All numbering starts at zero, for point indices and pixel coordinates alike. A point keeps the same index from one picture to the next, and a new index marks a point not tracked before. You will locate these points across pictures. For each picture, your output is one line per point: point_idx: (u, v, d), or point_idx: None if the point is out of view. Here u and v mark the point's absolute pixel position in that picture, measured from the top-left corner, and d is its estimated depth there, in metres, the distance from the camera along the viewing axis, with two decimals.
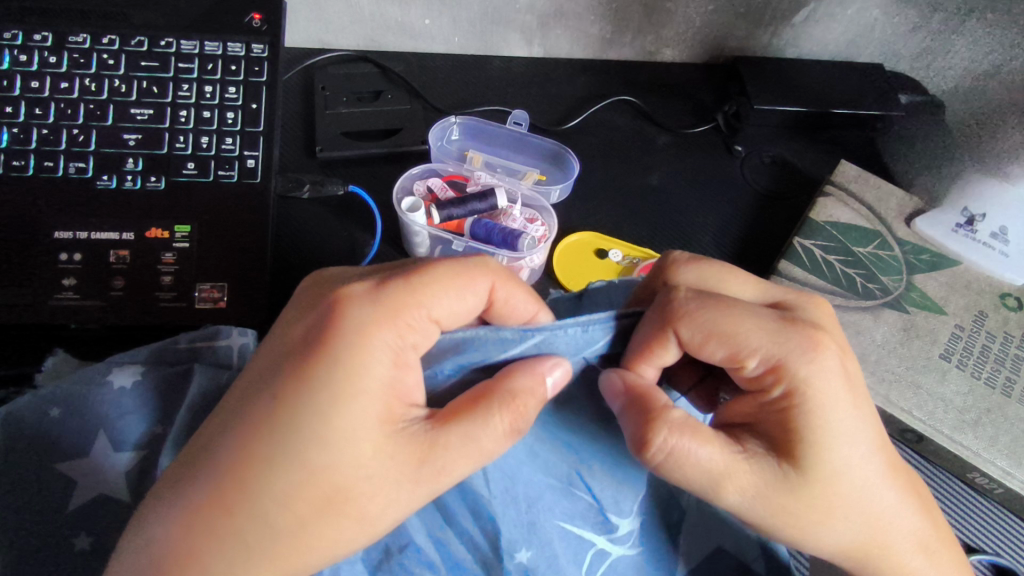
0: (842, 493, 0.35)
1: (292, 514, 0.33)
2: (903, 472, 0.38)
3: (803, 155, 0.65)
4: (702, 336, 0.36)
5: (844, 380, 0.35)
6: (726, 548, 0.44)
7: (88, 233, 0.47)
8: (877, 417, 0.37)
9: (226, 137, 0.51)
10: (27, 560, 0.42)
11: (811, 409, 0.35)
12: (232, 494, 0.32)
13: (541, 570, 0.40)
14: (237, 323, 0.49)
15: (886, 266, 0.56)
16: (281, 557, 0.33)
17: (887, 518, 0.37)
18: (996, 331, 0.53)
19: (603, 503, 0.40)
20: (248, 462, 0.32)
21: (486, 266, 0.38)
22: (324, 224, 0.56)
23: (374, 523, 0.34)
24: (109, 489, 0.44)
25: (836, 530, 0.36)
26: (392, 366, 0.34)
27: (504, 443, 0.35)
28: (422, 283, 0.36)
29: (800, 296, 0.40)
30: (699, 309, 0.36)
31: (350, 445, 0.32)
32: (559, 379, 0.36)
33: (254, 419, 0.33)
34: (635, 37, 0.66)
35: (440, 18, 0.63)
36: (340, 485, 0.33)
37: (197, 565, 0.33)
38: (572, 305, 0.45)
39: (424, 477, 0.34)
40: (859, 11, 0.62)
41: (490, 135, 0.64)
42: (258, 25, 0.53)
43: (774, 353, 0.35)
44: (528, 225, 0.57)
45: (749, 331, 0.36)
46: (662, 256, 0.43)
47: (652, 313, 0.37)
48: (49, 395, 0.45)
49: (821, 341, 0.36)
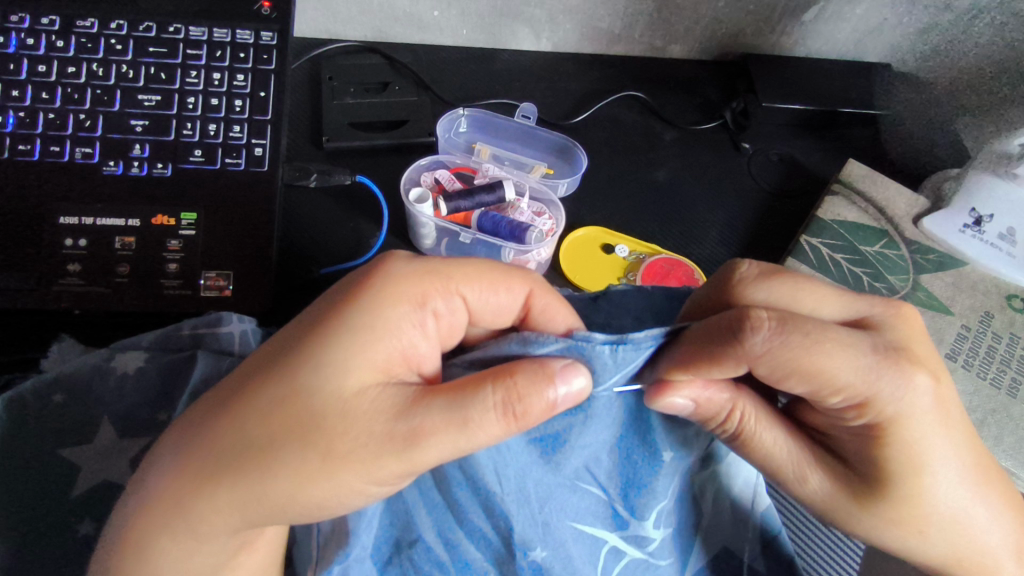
0: (927, 515, 0.36)
1: (263, 431, 0.32)
2: (997, 481, 0.37)
3: (809, 154, 0.64)
4: (782, 372, 0.33)
5: (937, 410, 0.34)
6: (732, 550, 0.45)
7: (92, 219, 0.47)
8: (970, 437, 0.36)
9: (234, 125, 0.50)
10: (25, 548, 0.42)
11: (896, 440, 0.34)
12: (228, 397, 0.34)
13: (556, 570, 0.39)
14: (238, 311, 0.48)
15: (893, 266, 0.56)
16: (241, 477, 0.32)
17: (982, 535, 0.37)
18: (1002, 332, 0.53)
19: (612, 498, 0.40)
20: (255, 370, 0.34)
21: (531, 275, 0.40)
22: (329, 215, 0.56)
23: (339, 468, 0.32)
24: (110, 476, 0.44)
25: (922, 546, 0.37)
26: (409, 325, 0.36)
27: (494, 424, 0.32)
28: (463, 264, 0.39)
29: (886, 309, 0.37)
30: (784, 345, 0.32)
31: (341, 375, 0.33)
32: (571, 395, 0.32)
33: (280, 338, 0.36)
34: (644, 33, 0.65)
35: (448, 10, 0.62)
36: (319, 412, 0.32)
37: (181, 469, 0.34)
38: (588, 305, 0.42)
39: (399, 433, 0.32)
40: (869, 10, 0.62)
41: (498, 128, 0.64)
42: (267, 12, 0.52)
43: (864, 391, 0.33)
44: (536, 219, 0.57)
45: (842, 370, 0.33)
46: (728, 267, 0.39)
47: (720, 341, 0.33)
48: (53, 380, 0.45)
49: (914, 371, 0.34)
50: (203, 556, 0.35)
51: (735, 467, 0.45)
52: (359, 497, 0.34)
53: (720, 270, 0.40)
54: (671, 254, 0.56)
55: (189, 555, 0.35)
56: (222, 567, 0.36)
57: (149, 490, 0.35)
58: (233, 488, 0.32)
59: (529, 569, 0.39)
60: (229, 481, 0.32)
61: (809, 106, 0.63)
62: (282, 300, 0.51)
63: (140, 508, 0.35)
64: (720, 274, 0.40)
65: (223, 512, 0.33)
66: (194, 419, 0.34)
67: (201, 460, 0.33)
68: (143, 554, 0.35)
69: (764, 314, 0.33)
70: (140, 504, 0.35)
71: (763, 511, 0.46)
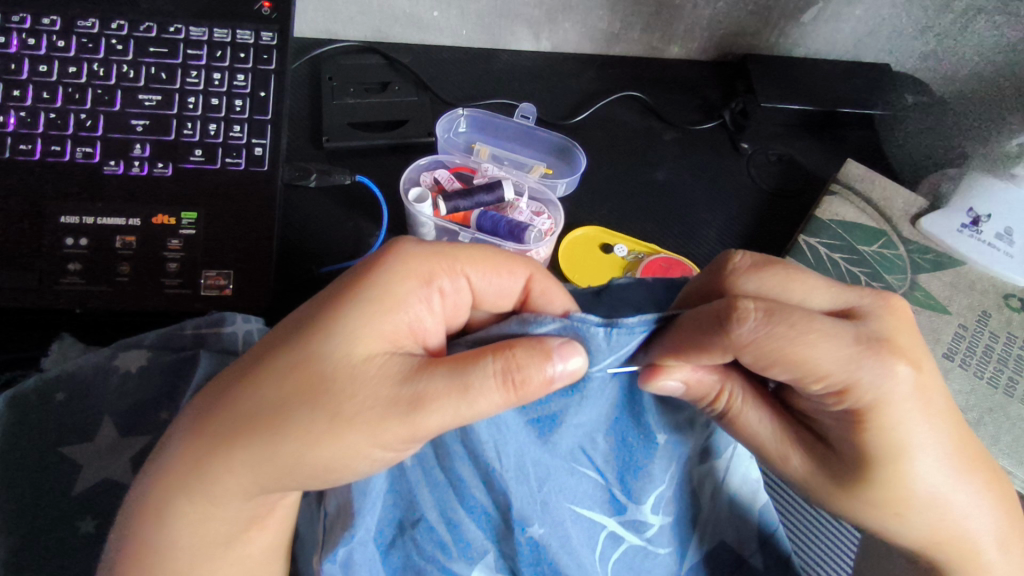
0: (909, 500, 0.36)
1: (275, 393, 0.33)
2: (981, 466, 0.37)
3: (808, 154, 0.64)
4: (766, 361, 0.34)
5: (917, 399, 0.34)
6: (729, 543, 0.45)
7: (93, 218, 0.47)
8: (953, 422, 0.36)
9: (234, 125, 0.51)
10: (25, 546, 0.42)
11: (877, 427, 0.34)
12: (245, 363, 0.35)
13: (554, 548, 0.39)
14: (240, 311, 0.49)
15: (890, 266, 0.56)
16: (251, 439, 0.33)
17: (962, 518, 0.37)
18: (999, 331, 0.54)
19: (610, 483, 0.40)
20: (272, 338, 0.36)
21: (533, 262, 0.41)
22: (329, 215, 0.56)
23: (344, 430, 0.32)
24: (112, 474, 0.45)
25: (903, 529, 0.37)
26: (416, 300, 0.37)
27: (493, 392, 0.32)
28: (468, 247, 0.40)
29: (875, 300, 0.37)
30: (768, 336, 0.33)
31: (350, 342, 0.34)
32: (568, 373, 0.33)
33: (295, 311, 0.37)
34: (643, 33, 0.66)
35: (448, 10, 0.62)
36: (329, 374, 0.33)
37: (195, 432, 0.35)
38: (590, 301, 0.42)
39: (403, 397, 0.33)
40: (868, 10, 0.63)
41: (497, 128, 0.64)
42: (267, 13, 0.53)
43: (844, 378, 0.33)
44: (535, 219, 0.57)
45: (823, 359, 0.33)
46: (720, 258, 0.40)
47: (708, 330, 0.34)
48: (55, 379, 0.45)
49: (895, 361, 0.34)
50: (219, 522, 0.36)
51: (733, 463, 0.45)
52: (364, 463, 0.34)
53: (714, 260, 0.40)
54: (670, 254, 0.56)
55: (205, 519, 0.36)
56: (235, 540, 0.37)
57: (168, 455, 0.35)
58: (245, 448, 0.33)
59: (527, 546, 0.38)
60: (240, 442, 0.33)
61: (807, 106, 0.64)
62: (282, 299, 0.52)
63: (157, 475, 0.35)
64: (712, 263, 0.40)
65: (236, 475, 0.34)
66: (213, 385, 0.36)
67: (213, 423, 0.34)
68: (163, 518, 0.35)
69: (751, 306, 0.33)
70: (154, 474, 0.36)
71: (762, 510, 0.46)
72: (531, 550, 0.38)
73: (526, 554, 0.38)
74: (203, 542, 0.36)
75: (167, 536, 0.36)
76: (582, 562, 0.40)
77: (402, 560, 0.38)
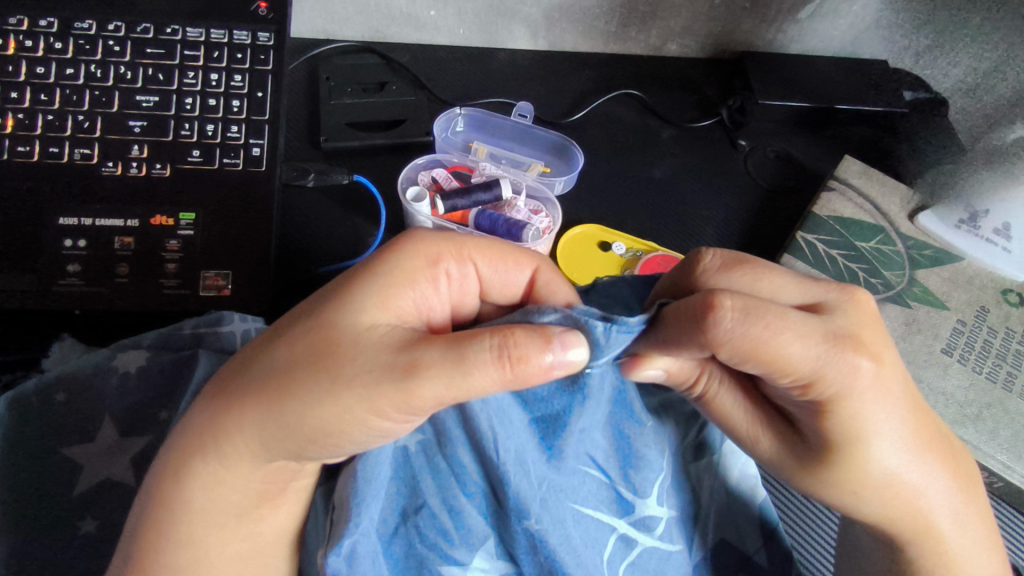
0: (870, 479, 0.36)
1: (286, 355, 0.34)
2: (939, 446, 0.37)
3: (806, 151, 0.64)
4: (742, 357, 0.34)
5: (880, 389, 0.34)
6: (730, 540, 0.45)
7: (92, 220, 0.47)
8: (913, 407, 0.36)
9: (232, 125, 0.51)
10: (27, 547, 0.42)
11: (840, 416, 0.35)
12: (269, 330, 0.36)
13: (553, 544, 0.37)
14: (239, 310, 0.48)
15: (888, 261, 0.56)
16: (260, 398, 0.33)
17: (918, 496, 0.37)
18: (997, 326, 0.54)
19: (613, 480, 0.41)
20: (294, 309, 0.37)
21: (539, 255, 0.42)
22: (327, 215, 0.56)
23: (343, 390, 0.32)
24: (112, 474, 0.45)
25: (857, 507, 0.38)
26: (423, 280, 0.38)
27: (488, 368, 0.32)
28: (480, 236, 0.41)
29: (840, 294, 0.37)
30: (744, 334, 0.33)
31: (360, 312, 0.35)
32: (568, 364, 0.32)
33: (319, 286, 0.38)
34: (640, 31, 0.66)
35: (446, 10, 0.62)
36: (337, 339, 0.34)
37: (214, 393, 0.35)
38: (590, 296, 0.41)
39: (399, 364, 0.32)
40: (864, 7, 0.63)
41: (494, 126, 0.64)
42: (264, 13, 0.53)
43: (810, 372, 0.34)
44: (533, 217, 0.57)
45: (795, 356, 0.33)
46: (693, 255, 0.39)
47: (687, 326, 0.33)
48: (54, 381, 0.46)
49: (860, 357, 0.34)
50: (232, 490, 0.36)
51: (732, 459, 0.46)
52: (361, 429, 0.34)
53: (687, 255, 0.40)
54: (669, 251, 0.56)
55: (220, 484, 0.36)
56: (246, 514, 0.37)
57: (191, 418, 0.36)
58: (254, 405, 0.34)
59: (525, 539, 0.37)
60: (250, 400, 0.34)
61: (806, 103, 0.63)
62: (280, 300, 0.52)
63: (179, 438, 0.36)
64: (686, 261, 0.40)
65: (244, 436, 0.34)
66: (240, 352, 0.37)
67: (230, 383, 0.35)
68: (180, 479, 0.36)
69: (728, 305, 0.33)
70: (175, 438, 0.36)
71: (763, 503, 0.46)
72: (528, 541, 0.37)
73: (523, 548, 0.37)
74: (215, 506, 0.37)
75: (183, 498, 0.36)
76: (587, 565, 0.39)
77: (404, 548, 0.37)
